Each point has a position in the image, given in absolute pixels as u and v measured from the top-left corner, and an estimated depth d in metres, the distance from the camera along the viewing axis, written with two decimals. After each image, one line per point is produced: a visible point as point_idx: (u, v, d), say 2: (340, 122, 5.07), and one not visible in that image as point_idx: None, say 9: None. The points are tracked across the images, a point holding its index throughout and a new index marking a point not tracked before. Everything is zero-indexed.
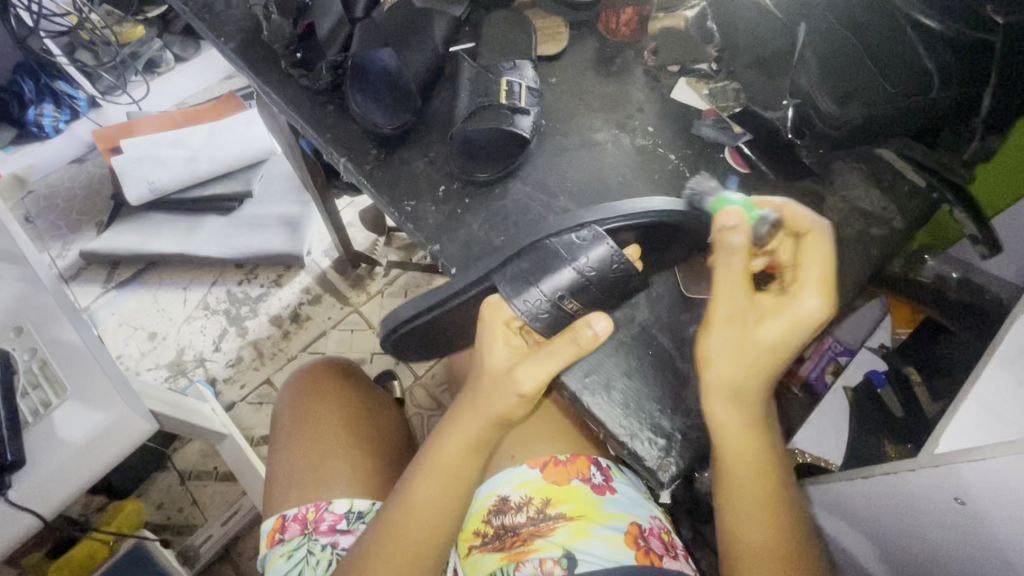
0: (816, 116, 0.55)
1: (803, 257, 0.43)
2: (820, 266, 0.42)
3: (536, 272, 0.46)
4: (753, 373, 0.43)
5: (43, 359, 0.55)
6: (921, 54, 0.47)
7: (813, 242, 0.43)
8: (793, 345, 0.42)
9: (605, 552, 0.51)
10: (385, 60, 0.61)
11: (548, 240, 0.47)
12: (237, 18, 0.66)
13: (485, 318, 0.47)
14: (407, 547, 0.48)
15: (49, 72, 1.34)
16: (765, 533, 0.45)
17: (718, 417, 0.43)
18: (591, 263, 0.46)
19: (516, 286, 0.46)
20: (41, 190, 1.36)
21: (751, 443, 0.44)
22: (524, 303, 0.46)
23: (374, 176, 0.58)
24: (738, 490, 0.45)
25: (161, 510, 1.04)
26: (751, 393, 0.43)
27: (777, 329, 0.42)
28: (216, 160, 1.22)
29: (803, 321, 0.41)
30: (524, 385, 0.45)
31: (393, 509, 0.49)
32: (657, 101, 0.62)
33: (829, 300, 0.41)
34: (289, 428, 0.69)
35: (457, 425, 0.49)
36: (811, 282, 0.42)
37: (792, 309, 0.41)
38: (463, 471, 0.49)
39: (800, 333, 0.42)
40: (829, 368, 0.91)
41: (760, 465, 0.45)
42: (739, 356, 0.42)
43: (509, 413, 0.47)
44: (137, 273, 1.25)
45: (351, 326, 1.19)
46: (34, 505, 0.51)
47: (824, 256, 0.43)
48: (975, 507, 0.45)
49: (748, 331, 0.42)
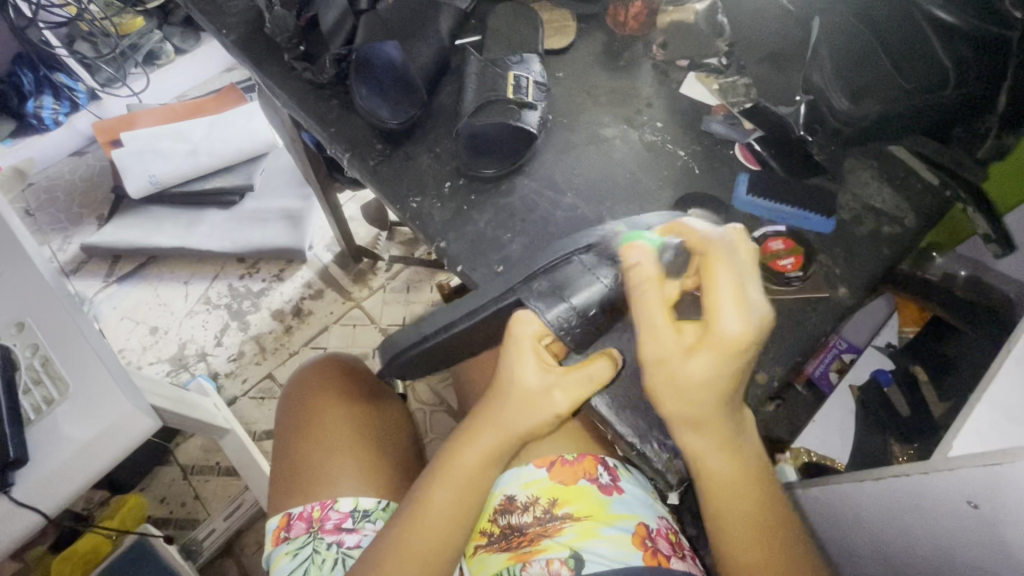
0: (829, 113, 0.55)
1: (707, 282, 0.42)
2: (726, 285, 0.41)
3: (567, 286, 0.46)
4: (711, 406, 0.42)
5: (46, 356, 0.54)
6: (933, 45, 0.46)
7: (712, 267, 0.42)
8: (730, 371, 0.41)
9: (612, 553, 0.50)
10: (390, 53, 0.59)
11: (575, 257, 0.47)
12: (239, 9, 0.65)
13: (516, 334, 0.46)
14: (420, 554, 0.47)
15: (48, 63, 1.33)
16: (757, 553, 0.44)
17: (687, 446, 0.43)
18: (620, 278, 0.46)
19: (548, 301, 0.46)
20: (41, 182, 1.35)
21: (726, 463, 0.44)
22: (556, 318, 0.45)
23: (378, 171, 0.57)
24: (722, 505, 0.44)
25: (164, 504, 1.04)
26: (718, 416, 0.43)
27: (701, 363, 0.41)
28: (216, 153, 1.21)
29: (726, 349, 0.41)
30: (561, 406, 0.45)
31: (407, 513, 0.48)
32: (666, 96, 0.61)
33: (744, 323, 0.40)
34: (299, 432, 0.68)
35: (475, 440, 0.48)
36: (727, 307, 0.41)
37: (713, 339, 0.41)
38: (478, 483, 0.48)
39: (731, 360, 0.41)
40: (834, 364, 0.92)
41: (740, 483, 0.44)
42: (683, 394, 0.42)
43: (535, 431, 0.47)
44: (138, 267, 1.25)
45: (353, 320, 1.18)
46: (38, 504, 0.51)
47: (725, 281, 0.41)
48: (988, 512, 0.45)
49: (674, 369, 0.42)
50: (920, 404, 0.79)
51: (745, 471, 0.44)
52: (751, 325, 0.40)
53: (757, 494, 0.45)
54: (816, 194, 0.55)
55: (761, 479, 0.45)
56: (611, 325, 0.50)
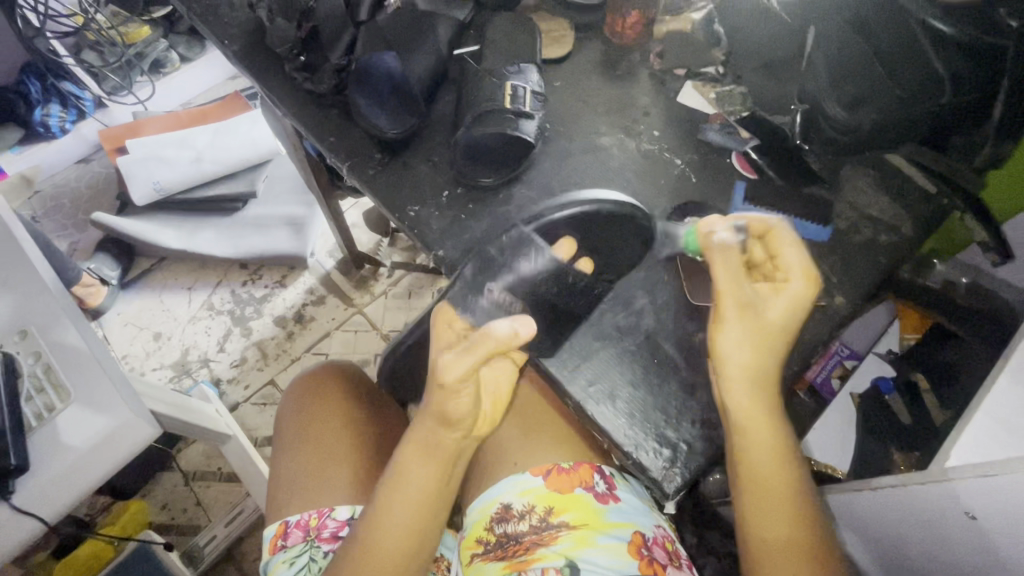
0: (824, 121, 0.55)
1: (773, 245, 0.46)
2: (794, 243, 0.45)
3: (482, 278, 0.47)
4: (771, 357, 0.44)
5: (48, 364, 0.54)
6: (933, 59, 0.46)
7: (778, 231, 0.46)
8: (799, 319, 0.44)
9: (608, 562, 0.51)
10: (389, 63, 0.58)
11: (492, 246, 0.48)
12: (240, 20, 0.66)
13: (436, 326, 0.47)
14: (384, 557, 0.47)
15: (56, 73, 1.35)
16: (786, 523, 0.44)
17: (738, 404, 0.44)
18: (522, 271, 0.47)
19: (465, 294, 0.47)
20: (48, 189, 1.36)
21: (767, 424, 0.44)
22: (473, 308, 0.47)
23: (377, 181, 0.58)
24: (755, 471, 0.44)
25: (166, 510, 1.04)
26: (769, 375, 0.45)
27: (782, 307, 0.44)
28: (220, 160, 1.22)
29: (802, 294, 0.44)
30: (445, 375, 0.44)
31: (366, 522, 0.49)
32: (663, 105, 0.61)
33: (814, 269, 0.44)
34: (292, 433, 0.69)
35: (417, 442, 0.49)
36: (795, 260, 0.44)
37: (787, 286, 0.44)
38: (432, 487, 0.49)
39: (802, 308, 0.44)
40: (835, 371, 0.91)
41: (776, 450, 0.44)
42: (755, 341, 0.44)
43: (447, 414, 0.47)
44: (143, 273, 1.26)
45: (355, 327, 1.19)
46: (36, 511, 0.51)
47: (794, 239, 0.45)
48: (986, 523, 0.45)
49: (757, 313, 0.44)
50: (919, 411, 0.79)
51: (779, 439, 0.45)
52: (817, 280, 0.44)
53: (786, 466, 0.45)
54: (812, 202, 0.55)
55: (791, 453, 0.45)
56: (608, 334, 0.50)
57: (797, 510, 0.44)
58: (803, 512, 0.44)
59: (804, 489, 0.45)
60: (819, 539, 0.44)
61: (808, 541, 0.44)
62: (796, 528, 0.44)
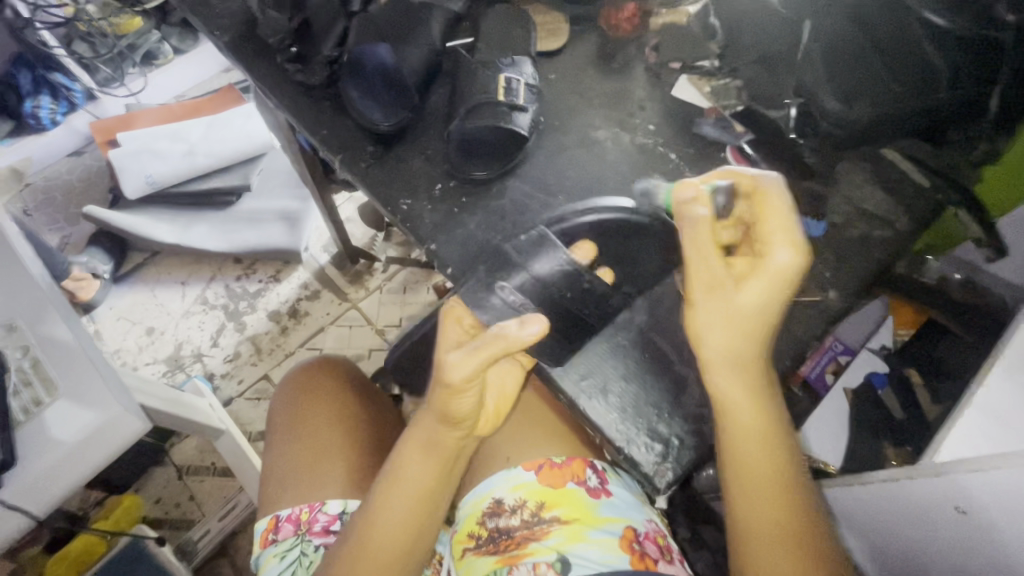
0: (820, 115, 0.54)
1: (758, 216, 0.42)
2: (779, 214, 0.42)
3: (497, 279, 0.46)
4: (759, 342, 0.43)
5: (36, 358, 0.54)
6: (929, 49, 0.46)
7: (763, 200, 0.42)
8: (778, 300, 0.42)
9: (601, 556, 0.50)
10: (382, 55, 0.58)
11: (505, 246, 0.47)
12: (232, 11, 0.65)
13: (445, 324, 0.47)
14: (380, 556, 0.47)
15: (46, 64, 1.33)
16: (776, 516, 0.43)
17: (722, 391, 0.43)
18: (538, 270, 0.46)
19: (478, 294, 0.46)
20: (39, 182, 1.35)
21: (755, 413, 0.43)
22: (489, 308, 0.46)
23: (370, 174, 0.57)
24: (745, 465, 0.44)
25: (159, 505, 1.04)
26: (756, 360, 0.43)
27: (754, 291, 0.41)
28: (214, 153, 1.22)
29: (780, 275, 0.41)
30: (451, 374, 0.43)
31: (362, 519, 0.49)
32: (658, 99, 0.60)
33: (798, 245, 0.41)
34: (285, 428, 0.68)
35: (415, 439, 0.49)
36: (776, 237, 0.41)
37: (765, 267, 0.41)
38: (429, 484, 0.49)
39: (781, 290, 0.41)
40: (829, 367, 0.90)
41: (766, 441, 0.44)
42: (734, 327, 0.42)
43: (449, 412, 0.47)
44: (136, 267, 1.25)
45: (350, 322, 1.18)
46: (23, 506, 0.50)
47: (777, 210, 0.42)
48: (977, 518, 0.45)
49: (727, 297, 0.42)
50: (914, 409, 0.80)
51: (770, 432, 0.44)
52: (801, 255, 0.41)
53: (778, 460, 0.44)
54: (807, 197, 0.55)
55: (785, 446, 0.45)
56: (602, 330, 0.50)
57: (790, 505, 0.44)
58: (798, 505, 0.44)
59: (798, 483, 0.45)
60: (813, 534, 0.44)
61: (804, 535, 0.43)
62: (789, 523, 0.43)
